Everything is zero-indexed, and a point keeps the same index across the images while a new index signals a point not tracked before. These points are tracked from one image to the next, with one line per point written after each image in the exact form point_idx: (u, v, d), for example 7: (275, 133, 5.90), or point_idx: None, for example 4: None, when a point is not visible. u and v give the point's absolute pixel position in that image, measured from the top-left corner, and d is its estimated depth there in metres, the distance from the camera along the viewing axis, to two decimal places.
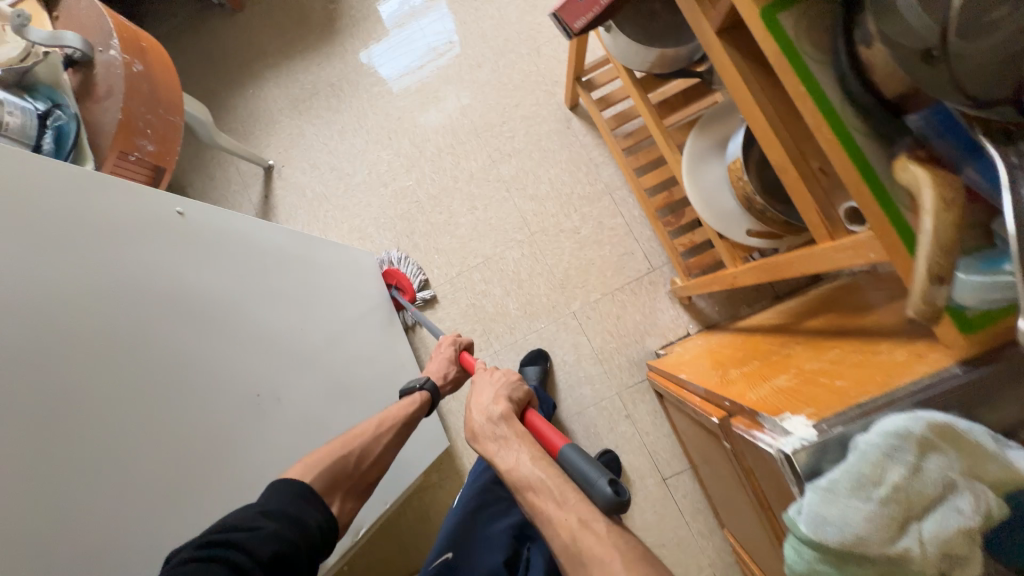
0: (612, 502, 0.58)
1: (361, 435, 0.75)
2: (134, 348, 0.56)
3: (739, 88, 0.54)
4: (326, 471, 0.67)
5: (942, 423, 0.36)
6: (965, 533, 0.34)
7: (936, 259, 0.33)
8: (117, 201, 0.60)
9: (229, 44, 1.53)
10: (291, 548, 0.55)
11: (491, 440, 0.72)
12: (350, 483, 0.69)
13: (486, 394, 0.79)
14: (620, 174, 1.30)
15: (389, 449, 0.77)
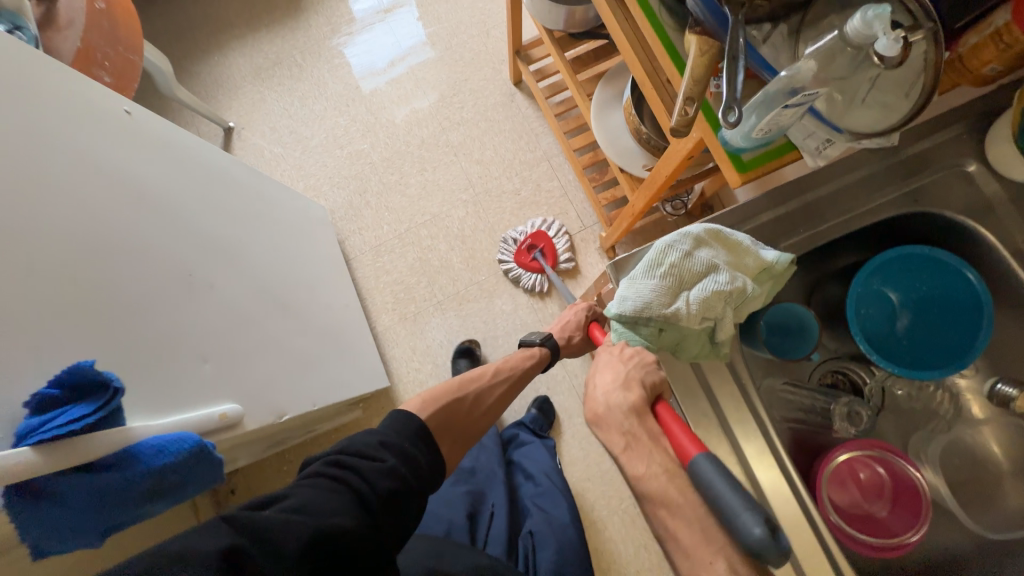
0: (762, 548, 0.35)
1: (469, 398, 0.70)
2: (72, 201, 0.59)
3: (607, 16, 0.67)
4: (437, 415, 0.65)
5: (715, 225, 0.47)
6: (720, 297, 0.46)
7: (689, 88, 0.48)
8: (64, 83, 0.65)
9: (193, 13, 1.61)
10: (405, 485, 0.53)
11: (616, 433, 0.48)
12: (457, 428, 0.67)
13: (617, 376, 0.50)
14: (554, 143, 1.44)
15: (494, 408, 0.74)
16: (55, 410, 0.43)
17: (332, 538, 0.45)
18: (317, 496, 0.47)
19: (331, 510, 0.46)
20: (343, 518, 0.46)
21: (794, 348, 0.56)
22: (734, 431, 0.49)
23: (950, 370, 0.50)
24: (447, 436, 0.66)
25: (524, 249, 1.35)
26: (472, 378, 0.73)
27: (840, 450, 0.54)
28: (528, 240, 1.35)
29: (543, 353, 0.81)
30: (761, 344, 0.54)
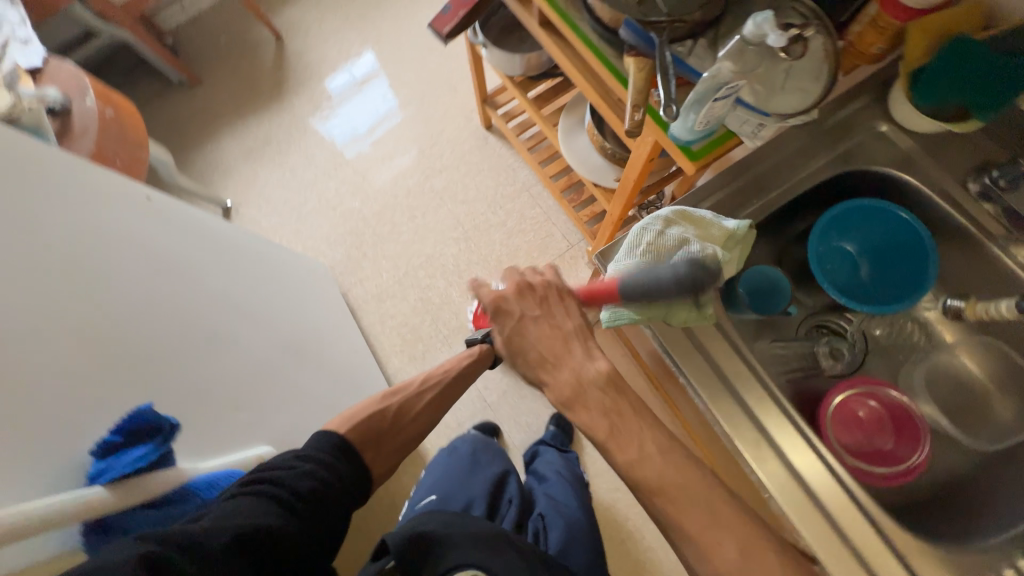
0: (690, 258, 0.51)
1: (400, 412, 0.76)
2: (113, 277, 0.66)
3: (557, 54, 0.78)
4: (363, 431, 0.71)
5: (680, 208, 0.55)
6: (696, 264, 0.52)
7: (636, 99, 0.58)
8: (98, 176, 0.74)
9: (181, 110, 1.74)
10: (325, 488, 0.61)
11: (600, 418, 0.56)
12: (384, 439, 0.73)
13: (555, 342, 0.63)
14: (530, 174, 1.56)
15: (428, 419, 0.79)
16: (122, 451, 0.55)
17: (265, 537, 0.53)
18: (237, 506, 0.54)
19: (256, 517, 0.53)
20: (272, 520, 0.54)
21: (773, 304, 0.62)
22: (733, 382, 0.55)
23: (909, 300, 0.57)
24: (376, 448, 0.72)
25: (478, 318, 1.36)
26: (395, 390, 0.78)
27: (836, 397, 0.59)
28: None
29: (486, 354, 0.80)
30: (744, 307, 0.61)
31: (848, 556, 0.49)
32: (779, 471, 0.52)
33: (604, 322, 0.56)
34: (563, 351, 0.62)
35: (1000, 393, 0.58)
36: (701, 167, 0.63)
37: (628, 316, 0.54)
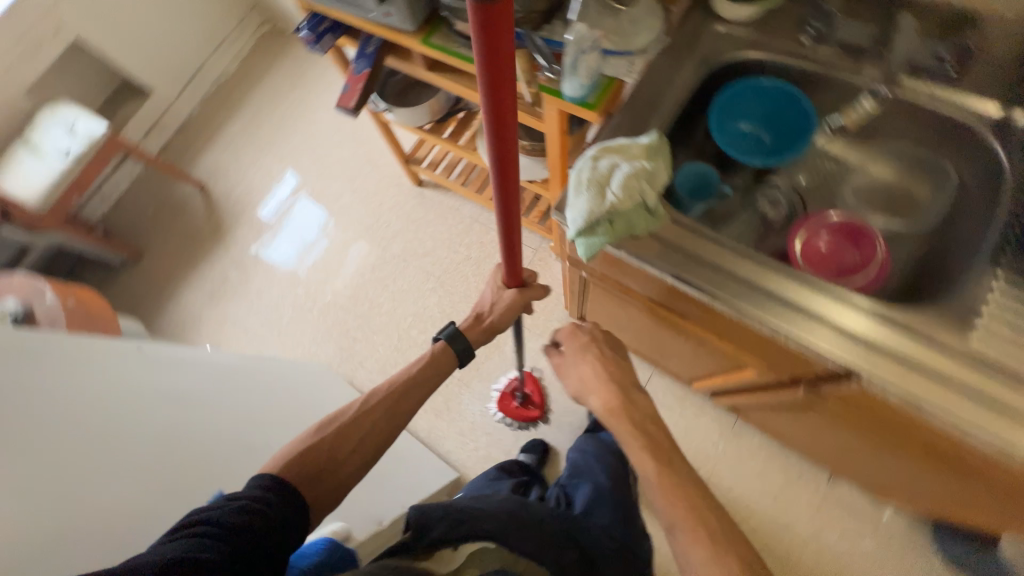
0: None
1: (340, 441, 0.72)
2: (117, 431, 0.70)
3: (450, 86, 0.90)
4: (303, 474, 0.67)
5: (601, 144, 0.65)
6: (631, 177, 0.61)
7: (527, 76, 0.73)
8: (92, 344, 0.79)
9: (130, 289, 1.75)
10: (258, 521, 0.56)
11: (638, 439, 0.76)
12: (316, 479, 0.68)
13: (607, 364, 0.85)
14: (473, 205, 1.67)
15: (380, 440, 0.75)
16: None
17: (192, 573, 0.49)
18: (166, 548, 0.50)
19: (184, 556, 0.50)
20: (201, 557, 0.50)
21: (712, 191, 0.71)
22: (723, 264, 0.62)
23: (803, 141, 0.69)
24: (320, 489, 0.68)
25: (505, 401, 1.36)
26: (332, 423, 0.74)
27: (795, 240, 0.67)
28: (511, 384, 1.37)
29: (443, 346, 0.85)
30: (692, 204, 0.70)
31: (860, 346, 0.57)
32: (778, 310, 0.60)
33: (583, 256, 0.63)
34: (621, 378, 0.84)
35: (918, 186, 0.70)
36: (601, 115, 0.75)
37: (599, 240, 0.61)
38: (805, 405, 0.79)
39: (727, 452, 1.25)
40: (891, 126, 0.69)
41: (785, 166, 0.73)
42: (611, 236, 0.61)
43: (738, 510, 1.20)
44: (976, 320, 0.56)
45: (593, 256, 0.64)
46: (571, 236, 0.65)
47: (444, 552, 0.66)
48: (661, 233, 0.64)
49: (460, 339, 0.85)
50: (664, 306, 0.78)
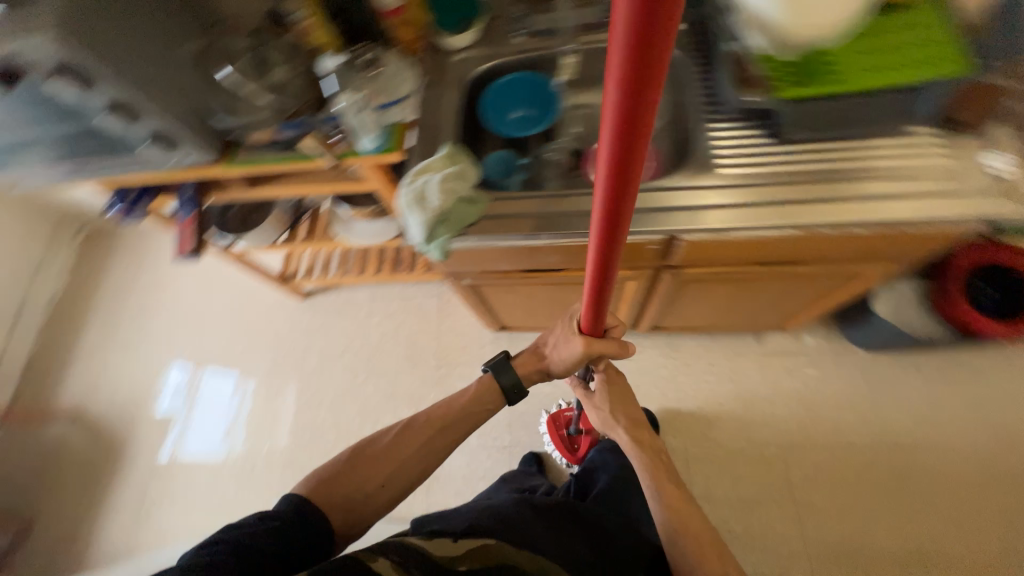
0: None
1: (377, 468, 0.77)
2: None
3: (271, 191, 0.96)
4: (339, 500, 0.72)
5: (416, 168, 0.77)
6: (442, 183, 0.73)
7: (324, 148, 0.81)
8: None
9: (32, 568, 1.47)
10: (285, 540, 0.62)
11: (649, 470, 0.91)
12: (348, 505, 0.72)
13: (624, 397, 1.00)
14: (365, 287, 1.71)
15: (410, 472, 0.78)
16: None
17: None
18: (201, 557, 0.57)
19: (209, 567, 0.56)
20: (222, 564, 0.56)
21: (520, 165, 0.85)
22: (539, 209, 0.76)
23: (551, 107, 0.89)
24: (349, 517, 0.71)
25: (552, 430, 1.34)
26: (374, 450, 0.79)
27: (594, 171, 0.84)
28: (561, 418, 1.36)
29: (489, 378, 0.88)
30: (506, 181, 0.84)
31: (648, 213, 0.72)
32: (596, 218, 0.74)
33: (436, 257, 0.76)
34: (633, 415, 0.98)
35: None
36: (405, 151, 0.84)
37: (440, 238, 0.73)
38: (680, 286, 0.93)
39: (678, 368, 1.37)
40: (605, 65, 0.90)
41: (558, 122, 0.91)
42: (447, 232, 0.74)
43: (712, 409, 1.32)
44: (713, 160, 0.73)
45: (444, 253, 0.76)
46: (420, 246, 0.77)
47: (444, 542, 0.68)
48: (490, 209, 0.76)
49: (507, 371, 0.87)
50: (542, 269, 0.90)
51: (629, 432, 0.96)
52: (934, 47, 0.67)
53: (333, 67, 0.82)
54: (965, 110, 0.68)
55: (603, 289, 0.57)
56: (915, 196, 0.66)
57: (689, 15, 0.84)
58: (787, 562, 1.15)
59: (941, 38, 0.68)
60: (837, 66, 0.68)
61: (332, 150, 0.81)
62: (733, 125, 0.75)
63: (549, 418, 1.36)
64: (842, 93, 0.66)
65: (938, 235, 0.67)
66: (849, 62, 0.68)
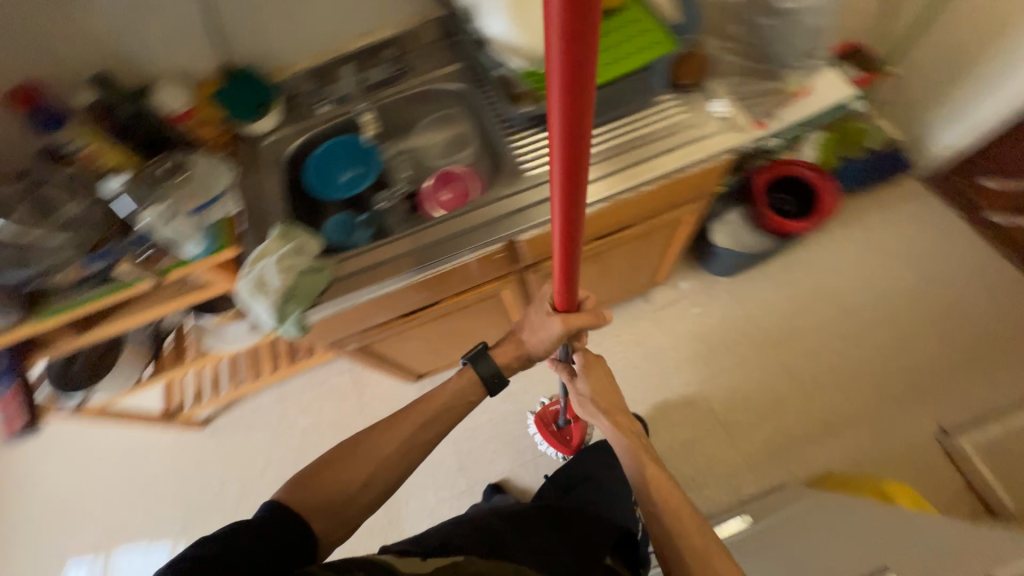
0: None
1: (359, 464, 0.76)
2: None
3: (101, 332, 0.86)
4: (322, 500, 0.71)
5: (253, 254, 0.77)
6: (279, 264, 0.74)
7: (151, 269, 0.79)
8: None
9: None
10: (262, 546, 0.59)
11: (632, 454, 0.92)
12: (332, 509, 0.71)
13: (604, 385, 0.99)
14: (270, 388, 1.59)
15: (394, 470, 0.78)
16: None
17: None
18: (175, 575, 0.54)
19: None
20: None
21: (361, 221, 0.87)
22: (383, 259, 0.79)
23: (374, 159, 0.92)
24: (332, 519, 0.70)
25: (542, 428, 1.36)
26: (359, 443, 0.78)
27: (431, 207, 0.89)
28: (548, 417, 1.37)
29: (469, 372, 0.87)
30: (350, 242, 0.85)
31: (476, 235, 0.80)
32: (437, 249, 0.80)
33: (294, 335, 0.77)
34: (613, 401, 0.98)
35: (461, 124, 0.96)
36: (239, 245, 0.82)
37: (290, 317, 0.74)
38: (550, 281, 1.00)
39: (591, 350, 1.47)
40: (406, 110, 0.96)
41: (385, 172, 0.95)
42: (297, 308, 0.74)
43: (631, 375, 1.42)
44: (519, 168, 0.83)
45: (299, 329, 0.77)
46: (272, 330, 0.77)
47: (412, 561, 0.62)
48: (337, 275, 0.78)
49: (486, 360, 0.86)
50: (418, 308, 0.92)
51: (610, 416, 0.96)
52: (646, 34, 0.83)
53: (121, 187, 0.76)
54: (681, 69, 0.86)
55: (571, 262, 0.58)
56: (673, 150, 0.81)
57: (460, 54, 0.93)
58: (731, 478, 1.28)
59: (650, 25, 0.84)
60: None
61: (154, 266, 0.79)
62: (528, 132, 0.85)
63: (536, 420, 1.37)
64: None
65: (699, 172, 0.84)
66: None
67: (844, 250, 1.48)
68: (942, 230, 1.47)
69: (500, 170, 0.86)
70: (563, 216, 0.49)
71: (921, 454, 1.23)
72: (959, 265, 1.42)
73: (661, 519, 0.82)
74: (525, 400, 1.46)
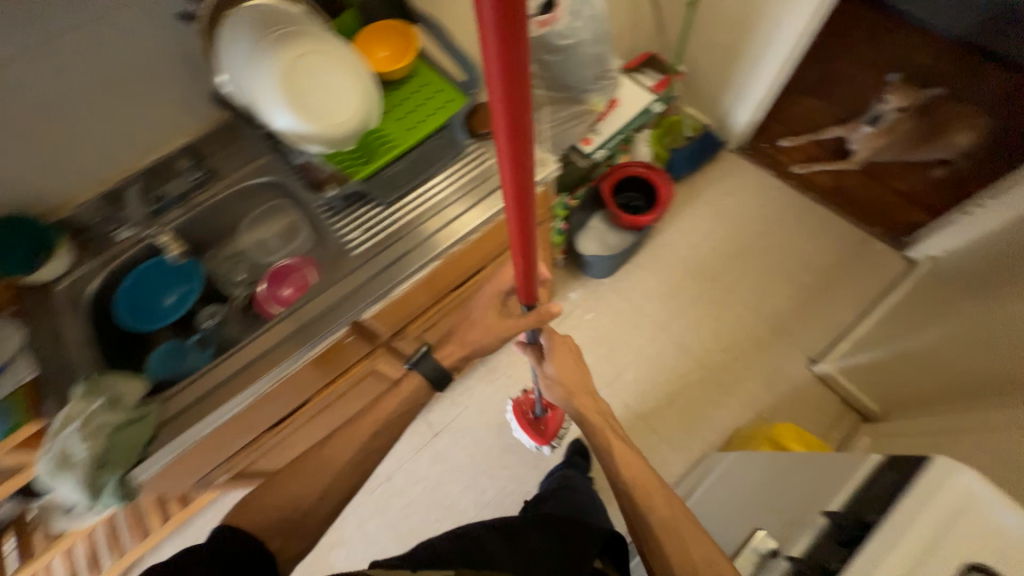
0: None
1: (310, 476, 0.78)
2: None
3: None
4: (275, 518, 0.72)
5: (55, 423, 0.67)
6: (81, 432, 0.65)
7: None
8: None
9: None
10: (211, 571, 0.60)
11: (598, 431, 0.89)
12: (286, 529, 0.72)
13: (571, 364, 0.91)
14: (171, 534, 1.38)
15: (348, 478, 0.79)
16: None
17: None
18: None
19: None
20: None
21: (189, 345, 0.79)
22: (225, 380, 0.75)
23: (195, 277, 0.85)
24: (291, 534, 0.72)
25: (519, 417, 1.36)
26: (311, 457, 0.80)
27: (269, 309, 0.85)
28: (524, 406, 1.38)
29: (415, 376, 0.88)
30: (176, 373, 0.77)
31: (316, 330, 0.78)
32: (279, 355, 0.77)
33: (116, 502, 0.69)
34: (581, 383, 0.91)
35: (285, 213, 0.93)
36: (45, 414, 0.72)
37: (107, 487, 0.67)
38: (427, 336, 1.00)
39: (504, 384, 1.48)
40: (221, 213, 0.90)
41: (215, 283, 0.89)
42: (114, 474, 0.67)
43: None
44: (348, 249, 0.82)
45: (121, 494, 0.69)
46: (87, 504, 0.68)
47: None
48: (163, 420, 0.71)
49: (424, 359, 0.87)
50: (287, 415, 0.87)
51: (571, 399, 0.90)
52: (440, 95, 0.89)
53: None
54: (481, 119, 0.89)
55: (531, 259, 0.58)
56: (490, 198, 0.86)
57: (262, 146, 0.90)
58: (661, 464, 1.33)
59: (442, 86, 0.89)
60: (387, 136, 0.84)
61: None
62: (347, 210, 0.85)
63: (513, 411, 1.37)
64: (397, 155, 0.84)
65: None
66: (393, 130, 0.85)
67: (695, 225, 1.66)
68: (764, 190, 1.69)
69: (329, 252, 0.84)
70: (518, 223, 0.50)
71: (803, 391, 1.38)
72: (794, 205, 1.65)
73: (627, 494, 0.81)
74: (454, 455, 1.41)
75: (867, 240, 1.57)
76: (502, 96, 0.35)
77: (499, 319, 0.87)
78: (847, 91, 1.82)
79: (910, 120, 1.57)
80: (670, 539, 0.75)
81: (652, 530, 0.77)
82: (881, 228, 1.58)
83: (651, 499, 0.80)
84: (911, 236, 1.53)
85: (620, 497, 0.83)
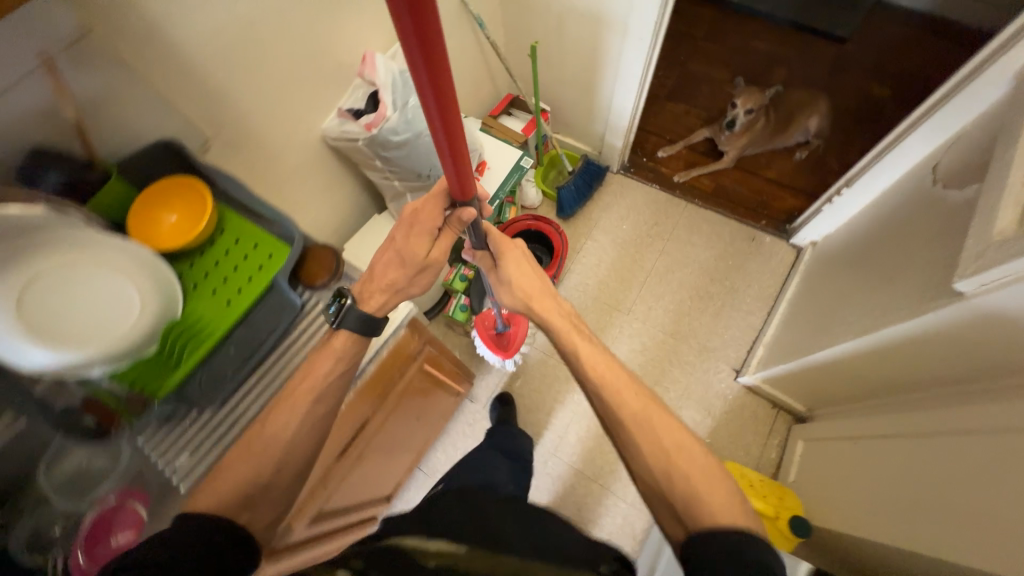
0: None
1: (256, 455, 0.70)
2: None
3: None
4: (232, 495, 0.66)
5: None
6: None
7: None
8: None
9: None
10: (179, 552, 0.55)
11: (558, 331, 0.92)
12: (255, 510, 0.68)
13: (528, 273, 0.96)
14: None
15: (304, 446, 0.74)
16: None
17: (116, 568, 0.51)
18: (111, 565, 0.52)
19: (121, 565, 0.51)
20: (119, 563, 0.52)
21: None
22: None
23: None
24: (256, 505, 0.68)
25: (483, 333, 1.31)
26: (256, 440, 0.71)
27: None
28: (485, 318, 1.33)
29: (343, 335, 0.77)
30: None
31: None
32: None
33: None
34: (537, 289, 0.96)
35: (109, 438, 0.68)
36: None
37: None
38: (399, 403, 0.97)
39: None
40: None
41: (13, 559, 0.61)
42: None
43: None
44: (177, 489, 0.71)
45: None
46: None
47: (419, 542, 0.64)
48: None
49: (351, 314, 0.76)
50: None
51: (532, 303, 0.95)
52: (256, 250, 0.75)
53: None
54: (312, 269, 0.79)
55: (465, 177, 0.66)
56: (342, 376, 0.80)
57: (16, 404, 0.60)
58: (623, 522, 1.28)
59: (257, 240, 0.75)
60: (199, 322, 0.70)
61: None
62: (161, 437, 0.71)
63: (476, 324, 1.32)
64: (215, 344, 0.69)
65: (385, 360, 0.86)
66: (205, 313, 0.70)
67: (600, 261, 1.63)
68: (654, 207, 1.70)
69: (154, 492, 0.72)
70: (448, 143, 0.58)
71: (737, 405, 1.39)
72: (684, 214, 1.68)
73: (600, 394, 0.82)
74: None
75: (757, 235, 1.61)
76: (412, 19, 0.41)
77: (434, 253, 0.81)
78: (703, 91, 1.89)
79: (761, 117, 1.64)
80: (641, 434, 0.76)
81: (625, 423, 0.78)
82: (764, 220, 1.63)
83: (616, 388, 0.81)
84: (792, 223, 1.59)
85: (585, 389, 0.85)
